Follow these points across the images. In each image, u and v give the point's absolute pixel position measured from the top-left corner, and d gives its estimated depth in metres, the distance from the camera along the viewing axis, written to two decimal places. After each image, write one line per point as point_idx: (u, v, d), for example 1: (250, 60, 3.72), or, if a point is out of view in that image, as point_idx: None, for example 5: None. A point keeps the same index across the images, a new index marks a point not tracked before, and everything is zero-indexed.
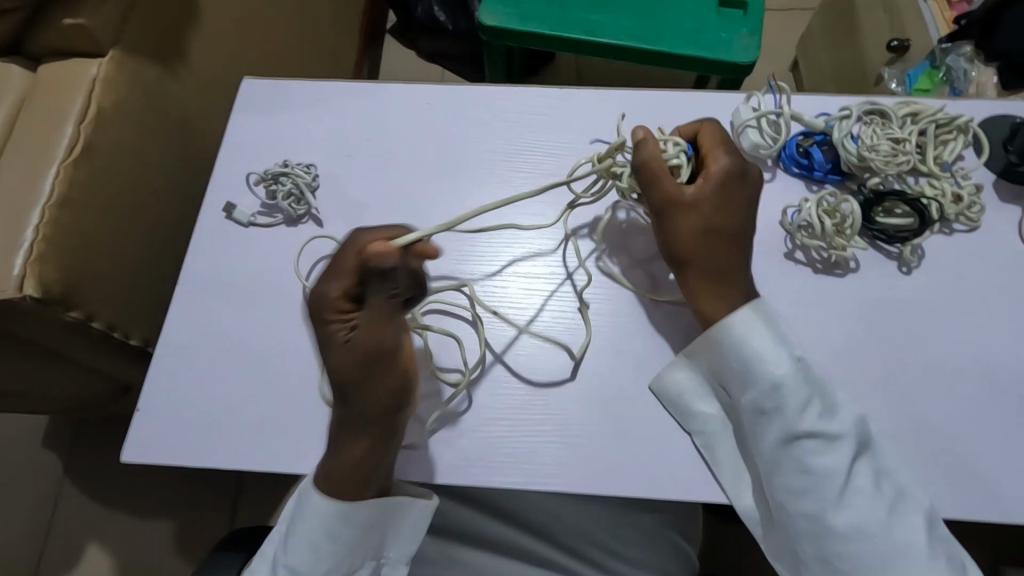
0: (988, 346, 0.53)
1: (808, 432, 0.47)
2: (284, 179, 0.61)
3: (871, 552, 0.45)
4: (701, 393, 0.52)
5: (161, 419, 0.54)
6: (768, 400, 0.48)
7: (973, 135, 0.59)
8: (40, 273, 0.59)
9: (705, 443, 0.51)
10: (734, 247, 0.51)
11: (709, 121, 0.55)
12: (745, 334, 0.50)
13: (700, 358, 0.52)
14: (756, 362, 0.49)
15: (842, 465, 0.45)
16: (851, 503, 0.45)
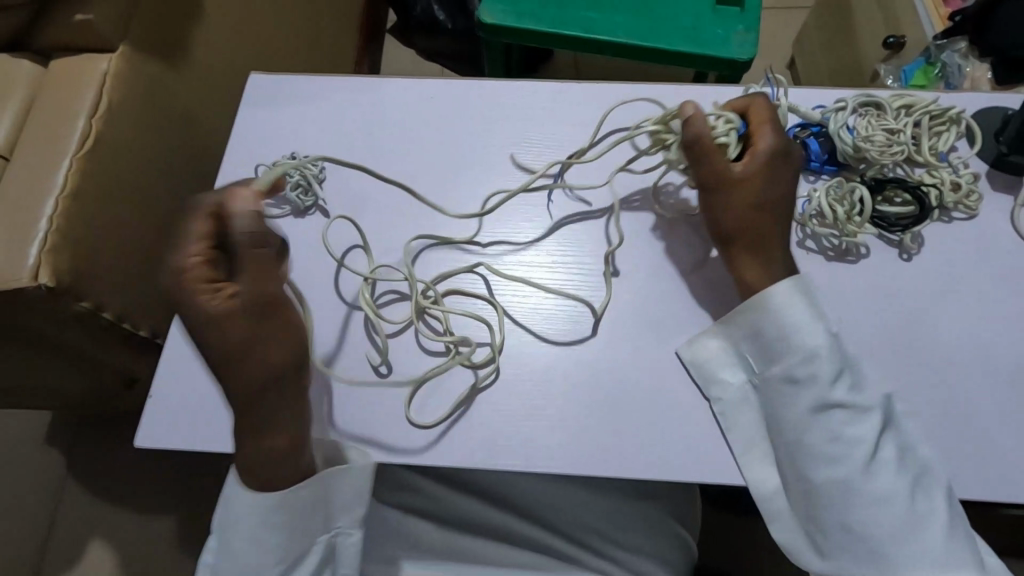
0: (982, 330, 0.54)
1: (840, 402, 0.49)
2: (292, 171, 0.62)
3: (891, 520, 0.47)
4: (728, 361, 0.54)
5: (173, 407, 0.55)
6: (801, 369, 0.50)
7: (965, 127, 0.60)
8: (53, 263, 0.60)
9: (721, 410, 0.53)
10: (778, 224, 0.53)
11: (760, 95, 0.56)
12: (780, 310, 0.52)
13: (728, 333, 0.54)
14: (791, 333, 0.51)
15: (872, 434, 0.48)
16: (879, 472, 0.48)
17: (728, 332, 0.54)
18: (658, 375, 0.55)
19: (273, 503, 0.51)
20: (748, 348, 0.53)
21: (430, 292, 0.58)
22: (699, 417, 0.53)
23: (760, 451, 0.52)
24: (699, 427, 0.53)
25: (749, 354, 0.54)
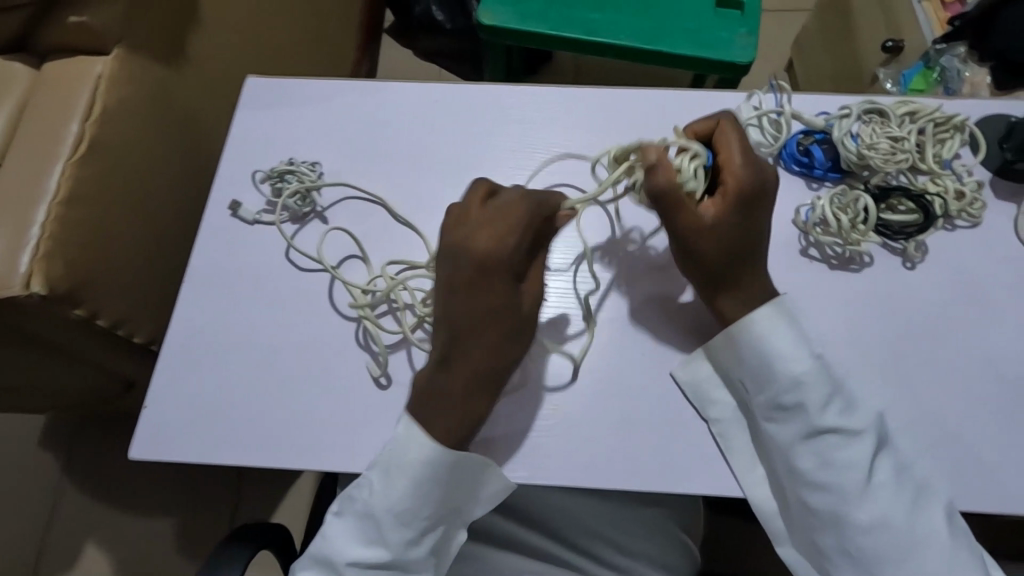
0: (986, 340, 0.54)
1: (830, 428, 0.48)
2: (290, 177, 0.62)
3: (890, 543, 0.47)
4: (718, 382, 0.53)
5: (169, 416, 0.55)
6: (788, 397, 0.49)
7: (970, 134, 0.60)
8: (47, 270, 0.59)
9: (720, 431, 0.52)
10: (748, 263, 0.51)
11: (727, 120, 0.52)
12: (767, 332, 0.50)
13: (718, 355, 0.53)
14: (774, 360, 0.50)
15: (865, 459, 0.47)
16: (875, 496, 0.47)
17: (716, 356, 0.53)
18: (660, 384, 0.54)
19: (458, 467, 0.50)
20: (733, 372, 0.52)
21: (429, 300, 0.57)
22: (701, 427, 0.52)
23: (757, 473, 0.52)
24: (700, 437, 0.52)
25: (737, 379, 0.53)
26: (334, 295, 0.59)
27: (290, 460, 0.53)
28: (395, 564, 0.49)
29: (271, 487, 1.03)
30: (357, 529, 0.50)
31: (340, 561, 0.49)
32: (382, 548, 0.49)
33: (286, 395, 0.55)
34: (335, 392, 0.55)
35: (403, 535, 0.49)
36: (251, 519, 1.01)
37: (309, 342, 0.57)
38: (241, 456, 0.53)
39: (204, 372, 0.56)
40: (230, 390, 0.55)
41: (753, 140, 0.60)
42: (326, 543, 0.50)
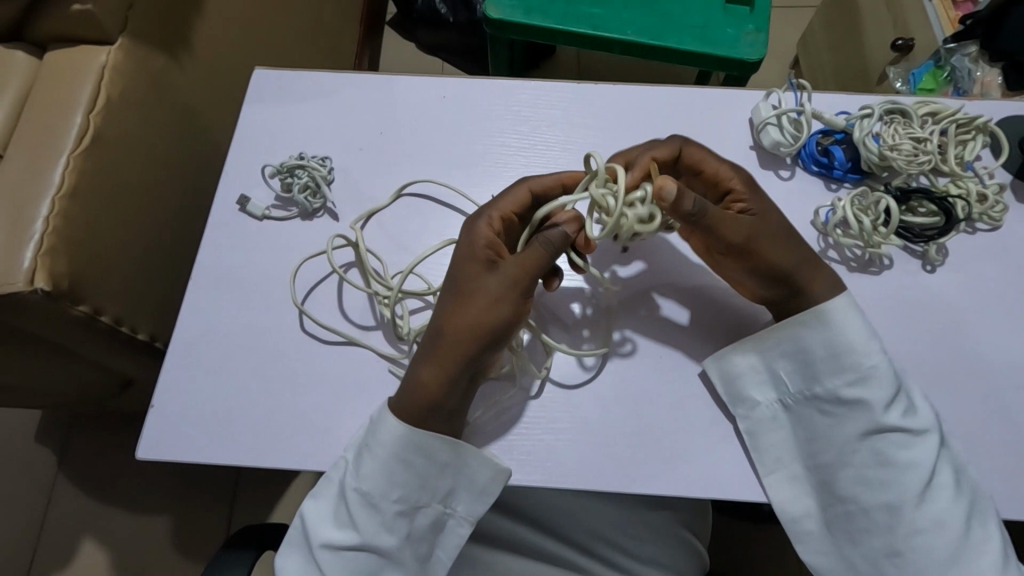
0: (1007, 344, 0.53)
1: (895, 427, 0.48)
2: (300, 172, 0.60)
3: (946, 547, 0.46)
4: (758, 379, 0.52)
5: (174, 418, 0.54)
6: (852, 392, 0.49)
7: (992, 136, 0.59)
8: (51, 266, 0.58)
9: (748, 429, 0.51)
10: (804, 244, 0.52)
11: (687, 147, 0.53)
12: (839, 326, 0.49)
13: (762, 350, 0.52)
14: (844, 352, 0.49)
15: (928, 460, 0.47)
16: (933, 499, 0.47)
17: (764, 349, 0.52)
18: (676, 387, 0.53)
19: (402, 453, 0.49)
20: (780, 367, 0.52)
21: None
22: (717, 432, 0.52)
23: (786, 472, 0.51)
24: (717, 442, 0.52)
25: (788, 373, 0.52)
26: (342, 299, 0.57)
27: (297, 461, 0.52)
28: (368, 548, 0.49)
29: (270, 483, 1.02)
30: (332, 510, 0.50)
31: (315, 542, 0.50)
32: (354, 531, 0.49)
33: (296, 395, 0.54)
34: (343, 391, 0.54)
35: (353, 525, 0.49)
36: (250, 518, 1.00)
37: (320, 343, 0.56)
38: (248, 459, 0.52)
39: (210, 371, 0.55)
40: (237, 390, 0.54)
41: (773, 140, 0.59)
42: (305, 521, 0.51)
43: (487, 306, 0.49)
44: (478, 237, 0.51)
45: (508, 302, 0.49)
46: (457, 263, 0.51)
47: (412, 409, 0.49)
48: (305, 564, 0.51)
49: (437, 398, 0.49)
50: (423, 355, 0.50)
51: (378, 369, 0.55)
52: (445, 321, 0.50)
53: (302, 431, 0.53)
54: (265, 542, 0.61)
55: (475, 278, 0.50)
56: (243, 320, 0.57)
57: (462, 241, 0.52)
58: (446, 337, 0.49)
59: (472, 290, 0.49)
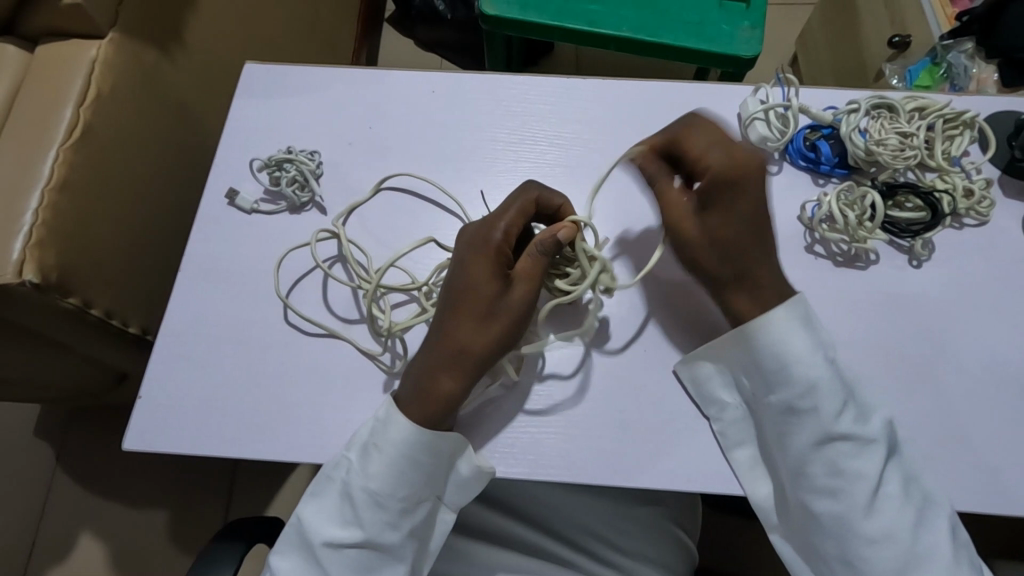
0: (991, 339, 0.53)
1: (844, 436, 0.47)
2: (288, 166, 0.60)
3: (895, 555, 0.46)
4: (724, 381, 0.52)
5: (160, 409, 0.54)
6: (802, 401, 0.48)
7: (979, 131, 0.59)
8: (40, 258, 0.58)
9: (720, 430, 0.52)
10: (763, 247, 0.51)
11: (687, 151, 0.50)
12: (784, 333, 0.49)
13: (729, 353, 0.51)
14: (792, 362, 0.48)
15: (875, 470, 0.46)
16: (881, 509, 0.46)
17: (729, 352, 0.51)
18: (660, 380, 0.54)
19: (407, 453, 0.49)
20: (741, 372, 0.51)
21: (433, 293, 0.56)
22: (699, 426, 0.52)
23: (761, 469, 0.51)
24: (700, 435, 0.52)
25: (748, 377, 0.51)
26: (330, 293, 0.58)
27: (283, 451, 0.52)
28: (373, 546, 0.49)
29: (266, 477, 1.03)
30: (334, 509, 0.50)
31: (317, 541, 0.49)
32: (358, 529, 0.49)
33: (283, 387, 0.54)
34: (328, 383, 0.54)
35: (358, 523, 0.49)
36: (244, 512, 1.00)
37: (307, 336, 0.56)
38: (233, 450, 0.53)
39: (197, 362, 0.55)
40: (223, 382, 0.55)
41: (760, 134, 0.59)
42: (305, 523, 0.50)
43: (507, 325, 0.49)
44: (488, 255, 0.50)
45: (524, 320, 0.50)
46: (469, 279, 0.50)
47: (425, 408, 0.49)
48: (301, 563, 0.50)
49: (440, 402, 0.49)
50: (430, 369, 0.49)
51: (364, 362, 0.55)
52: (461, 337, 0.49)
53: (289, 421, 0.53)
54: (253, 533, 0.61)
55: (493, 297, 0.49)
56: (231, 312, 0.57)
57: (472, 257, 0.50)
58: (465, 353, 0.49)
59: (490, 308, 0.49)
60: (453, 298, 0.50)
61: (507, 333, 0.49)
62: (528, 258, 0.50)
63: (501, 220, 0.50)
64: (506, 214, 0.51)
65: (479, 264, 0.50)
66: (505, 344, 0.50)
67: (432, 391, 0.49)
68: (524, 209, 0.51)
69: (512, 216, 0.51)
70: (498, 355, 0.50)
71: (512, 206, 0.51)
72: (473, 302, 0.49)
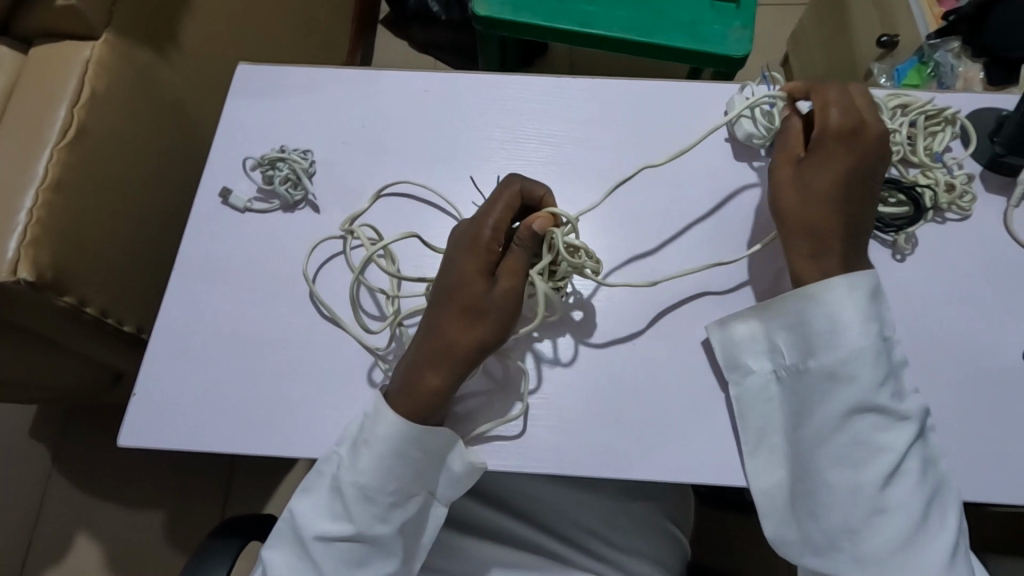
0: (972, 331, 0.55)
1: (877, 407, 0.48)
2: (281, 164, 0.61)
3: (896, 532, 0.47)
4: (759, 348, 0.53)
5: (154, 405, 0.54)
6: (841, 369, 0.49)
7: (961, 127, 0.60)
8: (35, 256, 0.59)
9: (738, 395, 0.53)
10: (845, 218, 0.51)
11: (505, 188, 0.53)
12: (836, 304, 0.49)
13: (771, 319, 0.52)
14: (837, 333, 0.49)
15: (902, 443, 0.47)
16: (898, 483, 0.47)
17: (769, 319, 0.53)
18: (648, 375, 0.54)
19: (397, 446, 0.49)
20: (781, 340, 0.52)
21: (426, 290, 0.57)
22: (686, 420, 0.53)
23: (778, 437, 0.52)
24: (687, 428, 0.53)
25: (786, 344, 0.52)
26: (323, 290, 0.58)
27: (276, 447, 0.53)
28: (362, 539, 0.50)
29: (262, 475, 1.03)
30: (325, 503, 0.51)
31: (309, 535, 0.50)
32: (349, 522, 0.50)
33: (277, 384, 0.55)
34: (322, 378, 0.55)
35: (349, 517, 0.50)
36: (240, 511, 1.01)
37: (300, 333, 0.57)
38: (227, 445, 0.53)
39: (191, 359, 0.56)
40: (217, 378, 0.55)
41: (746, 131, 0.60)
42: (297, 517, 0.51)
43: (496, 320, 0.50)
44: (480, 250, 0.51)
45: (512, 318, 0.50)
46: (459, 276, 0.51)
47: (419, 398, 0.49)
48: (294, 556, 0.51)
49: (428, 393, 0.49)
50: (422, 359, 0.50)
51: (357, 358, 0.56)
52: (452, 330, 0.50)
53: (283, 416, 0.54)
54: (249, 529, 0.62)
55: (480, 293, 0.50)
56: (225, 309, 0.58)
57: (461, 254, 0.52)
58: (453, 347, 0.50)
59: (481, 303, 0.50)
60: (443, 293, 0.51)
61: (497, 329, 0.50)
62: (515, 254, 0.51)
63: (491, 219, 0.52)
64: (495, 210, 0.52)
65: (473, 258, 0.51)
66: (497, 340, 0.50)
67: (424, 384, 0.49)
68: (512, 204, 0.52)
69: (499, 213, 0.52)
70: (489, 351, 0.50)
71: (500, 200, 0.52)
72: (466, 297, 0.50)
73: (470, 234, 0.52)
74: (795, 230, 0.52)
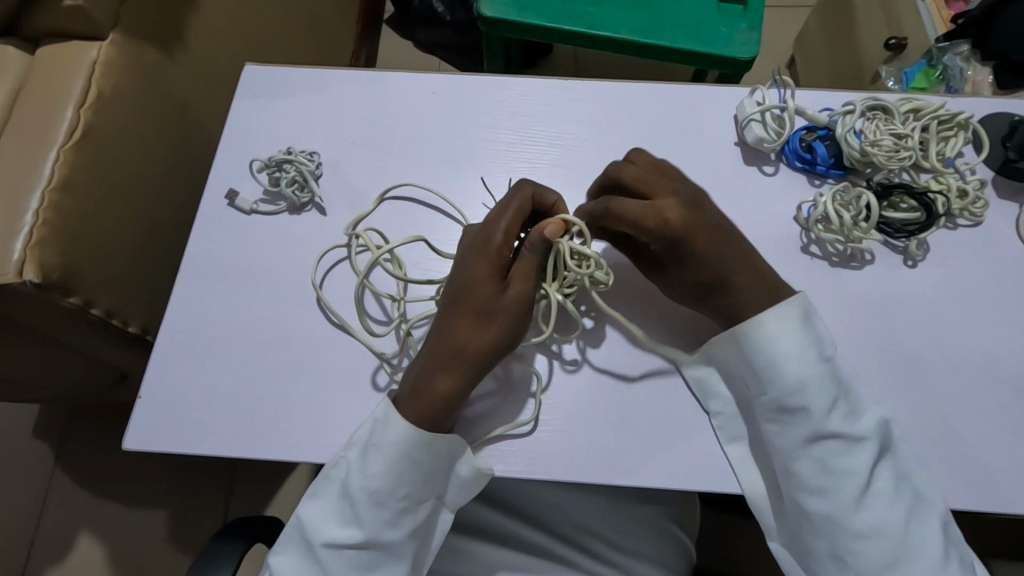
0: (984, 338, 0.54)
1: (833, 433, 0.48)
2: (288, 166, 0.60)
3: (882, 552, 0.46)
4: (724, 376, 0.53)
5: (160, 408, 0.54)
6: (791, 400, 0.48)
7: (974, 132, 0.60)
8: (41, 257, 0.59)
9: (720, 424, 0.52)
10: (744, 268, 0.51)
11: (517, 190, 0.52)
12: (778, 332, 0.49)
13: (725, 351, 0.52)
14: (780, 362, 0.49)
15: (864, 468, 0.47)
16: (871, 505, 0.47)
17: (722, 350, 0.52)
18: (656, 381, 0.54)
19: (407, 452, 0.49)
20: (736, 371, 0.52)
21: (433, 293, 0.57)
22: (694, 427, 0.53)
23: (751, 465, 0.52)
24: (696, 433, 0.52)
25: (742, 375, 0.52)
26: (328, 293, 0.58)
27: (282, 450, 0.53)
28: (373, 545, 0.49)
29: (265, 476, 1.03)
30: (334, 507, 0.50)
31: (318, 540, 0.50)
32: (358, 527, 0.49)
33: (283, 387, 0.55)
34: (328, 382, 0.55)
35: (359, 522, 0.49)
36: (243, 512, 1.00)
37: (306, 335, 0.56)
38: (233, 449, 0.53)
39: (197, 361, 0.56)
40: (223, 381, 0.55)
41: (756, 136, 0.59)
42: (305, 522, 0.51)
43: (507, 323, 0.49)
44: (490, 253, 0.51)
45: (523, 320, 0.50)
46: (470, 280, 0.51)
47: (428, 405, 0.49)
48: (302, 560, 0.50)
49: (440, 399, 0.49)
50: (432, 366, 0.50)
51: (363, 362, 0.55)
52: (461, 335, 0.50)
53: (289, 420, 0.54)
54: (254, 532, 0.61)
55: (491, 296, 0.50)
56: (232, 311, 0.57)
57: (474, 257, 0.51)
58: (464, 352, 0.49)
59: (492, 308, 0.50)
60: (453, 298, 0.51)
61: (510, 332, 0.50)
62: (528, 258, 0.50)
63: (502, 222, 0.51)
64: (507, 214, 0.51)
65: (483, 263, 0.51)
66: (508, 343, 0.50)
67: (437, 390, 0.49)
68: (523, 207, 0.51)
69: (511, 216, 0.51)
70: (501, 355, 0.50)
71: (512, 203, 0.52)
72: (478, 302, 0.50)
73: (478, 239, 0.52)
74: (707, 297, 0.52)
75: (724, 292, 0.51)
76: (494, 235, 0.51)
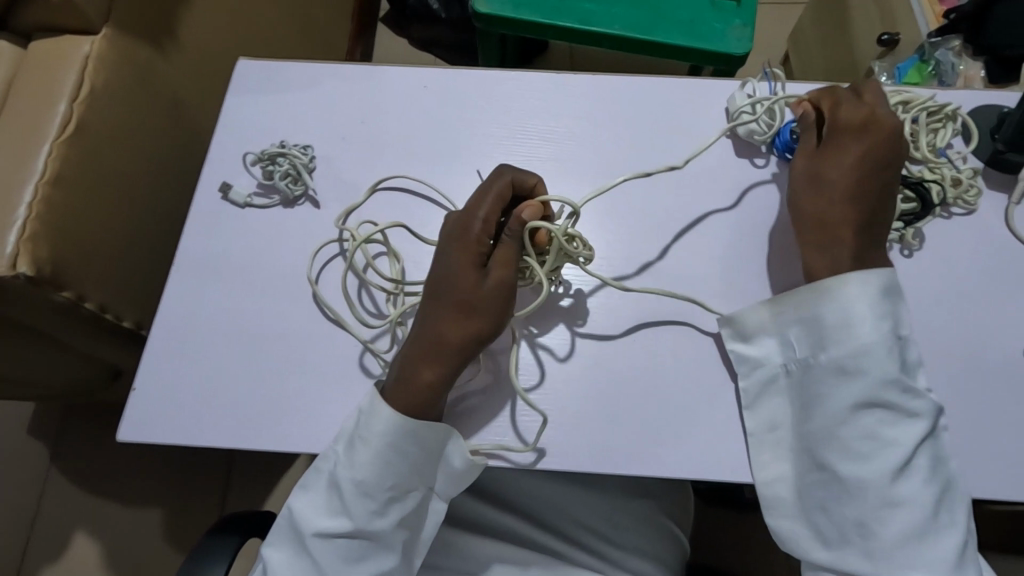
0: (971, 328, 0.55)
1: (885, 403, 0.48)
2: (281, 160, 0.61)
3: (903, 529, 0.46)
4: (773, 341, 0.53)
5: (153, 400, 0.54)
6: (852, 363, 0.49)
7: (962, 123, 0.60)
8: (34, 250, 0.59)
9: (746, 387, 0.53)
10: (862, 212, 0.51)
11: (495, 180, 0.53)
12: (850, 299, 0.50)
13: (786, 312, 0.53)
14: (853, 326, 0.49)
15: (909, 440, 0.47)
16: (908, 479, 0.47)
17: (782, 311, 0.53)
18: (647, 372, 0.54)
19: (394, 441, 0.49)
20: (794, 334, 0.52)
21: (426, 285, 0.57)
22: (684, 417, 0.53)
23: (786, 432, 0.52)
24: (686, 423, 0.53)
25: (797, 337, 0.52)
26: (321, 286, 0.58)
27: (275, 442, 0.53)
28: (362, 535, 0.50)
29: (261, 473, 1.03)
30: (323, 499, 0.50)
31: (308, 532, 0.50)
32: (347, 518, 0.50)
33: (276, 379, 0.55)
34: (321, 374, 0.55)
35: (348, 512, 0.50)
36: (239, 509, 1.01)
37: (299, 328, 0.57)
38: (226, 441, 0.53)
39: (190, 354, 0.56)
40: (216, 373, 0.55)
41: (747, 129, 0.61)
42: (295, 514, 0.51)
43: (488, 311, 0.50)
44: (470, 243, 0.51)
45: (504, 308, 0.50)
46: (450, 269, 0.51)
47: (411, 395, 0.49)
48: (293, 552, 0.50)
49: (421, 388, 0.49)
50: (415, 356, 0.50)
51: (356, 353, 0.56)
52: (443, 324, 0.50)
53: (282, 412, 0.54)
54: (248, 525, 0.61)
55: (471, 285, 0.50)
56: (225, 304, 0.57)
57: (452, 245, 0.51)
58: (445, 341, 0.50)
59: (473, 296, 0.50)
60: (435, 287, 0.51)
61: (490, 320, 0.50)
62: (505, 248, 0.51)
63: (482, 211, 0.51)
64: (484, 204, 0.51)
65: (464, 253, 0.51)
66: (490, 332, 0.50)
67: (421, 378, 0.49)
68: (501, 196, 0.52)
69: (489, 205, 0.51)
70: (483, 345, 0.51)
71: (490, 193, 0.52)
72: (459, 291, 0.50)
73: (457, 229, 0.52)
74: (814, 240, 0.53)
75: (839, 237, 0.52)
76: (472, 224, 0.51)
